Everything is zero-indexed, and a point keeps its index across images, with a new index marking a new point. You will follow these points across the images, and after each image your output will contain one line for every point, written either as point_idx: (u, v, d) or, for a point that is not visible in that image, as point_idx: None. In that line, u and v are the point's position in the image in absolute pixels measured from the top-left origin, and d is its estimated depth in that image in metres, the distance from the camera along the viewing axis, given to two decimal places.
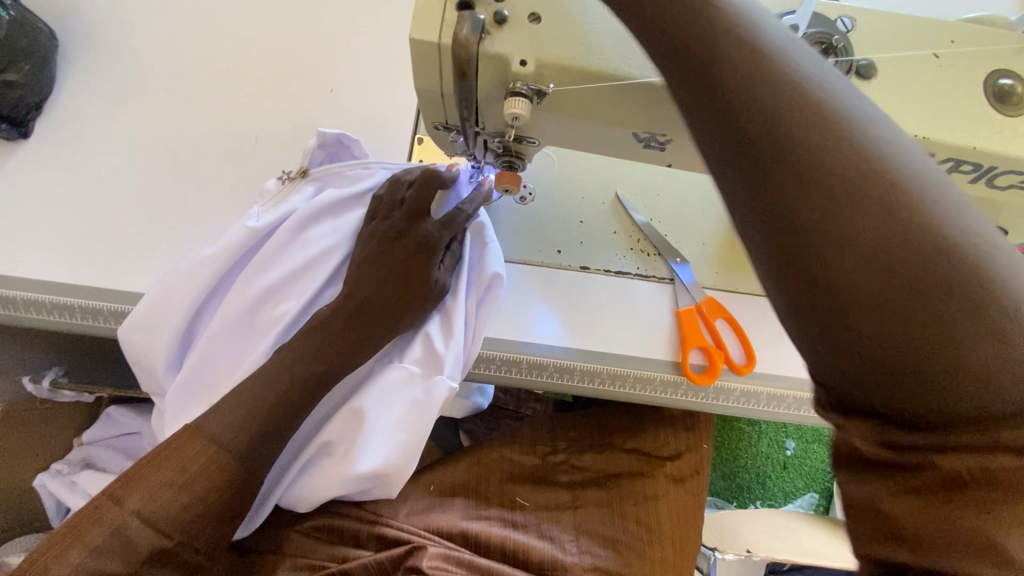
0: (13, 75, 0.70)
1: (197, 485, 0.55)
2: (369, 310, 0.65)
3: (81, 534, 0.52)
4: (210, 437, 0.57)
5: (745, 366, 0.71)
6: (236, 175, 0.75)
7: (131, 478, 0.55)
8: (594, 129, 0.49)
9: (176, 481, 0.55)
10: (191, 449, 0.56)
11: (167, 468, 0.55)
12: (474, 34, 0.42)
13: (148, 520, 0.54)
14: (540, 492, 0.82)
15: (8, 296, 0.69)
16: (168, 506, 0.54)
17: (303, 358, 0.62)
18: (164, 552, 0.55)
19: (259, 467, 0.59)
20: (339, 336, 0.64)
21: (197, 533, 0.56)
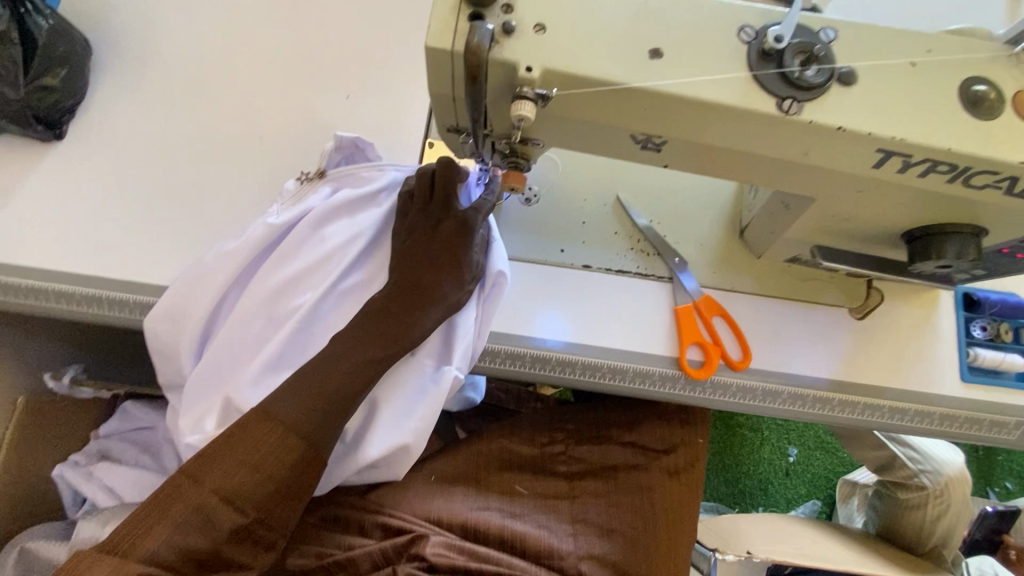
0: (52, 80, 0.75)
1: (266, 466, 0.61)
2: (388, 310, 0.68)
3: (167, 512, 0.59)
4: (278, 420, 0.62)
5: (741, 362, 0.75)
6: (256, 176, 0.80)
7: (207, 460, 0.61)
8: (594, 131, 0.53)
9: (250, 461, 0.61)
10: (261, 430, 0.62)
11: (239, 450, 0.61)
12: (484, 42, 0.44)
13: (225, 497, 0.60)
14: (538, 481, 0.84)
15: (41, 287, 0.74)
16: (243, 484, 0.60)
17: (333, 354, 0.65)
18: (241, 528, 0.61)
19: (321, 449, 0.64)
20: (363, 330, 0.67)
21: (268, 509, 0.62)
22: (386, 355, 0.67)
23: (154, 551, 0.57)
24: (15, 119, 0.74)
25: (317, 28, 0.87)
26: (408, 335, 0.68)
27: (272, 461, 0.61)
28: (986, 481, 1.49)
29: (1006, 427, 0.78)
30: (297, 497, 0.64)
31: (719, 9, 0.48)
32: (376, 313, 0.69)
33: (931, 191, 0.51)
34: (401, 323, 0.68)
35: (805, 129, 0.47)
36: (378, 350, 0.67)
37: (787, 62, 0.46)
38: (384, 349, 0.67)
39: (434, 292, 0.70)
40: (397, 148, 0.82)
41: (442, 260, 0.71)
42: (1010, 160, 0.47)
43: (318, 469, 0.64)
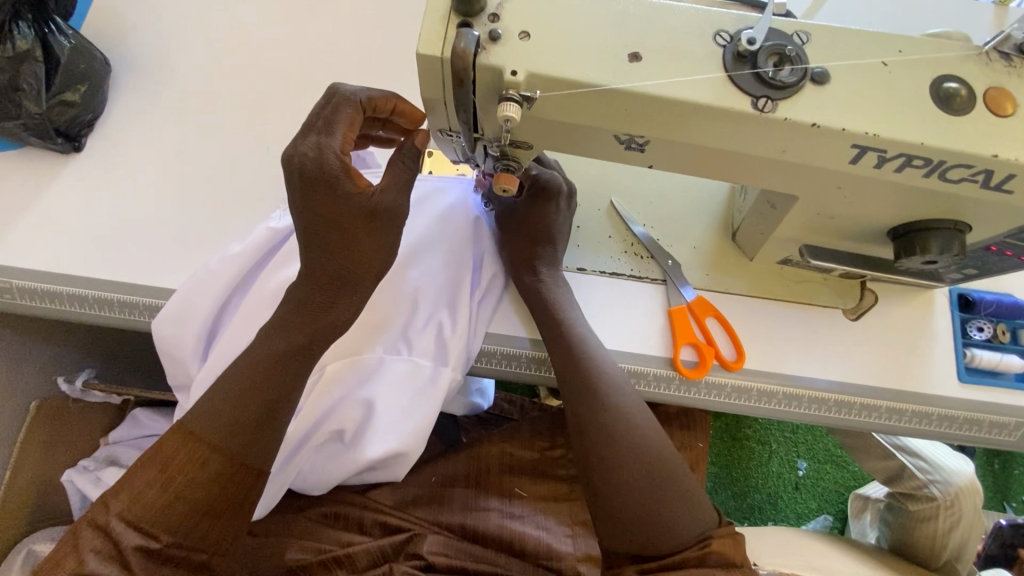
0: (72, 96, 0.79)
1: (176, 482, 0.56)
2: (310, 301, 0.60)
3: (77, 542, 0.54)
4: (188, 431, 0.58)
5: (734, 363, 0.76)
6: (263, 185, 0.83)
7: (121, 484, 0.56)
8: (581, 133, 0.55)
9: (157, 478, 0.56)
10: (169, 447, 0.57)
11: (149, 469, 0.56)
12: (469, 47, 0.47)
13: (133, 522, 0.55)
14: (537, 484, 0.83)
15: (56, 291, 0.77)
16: (151, 504, 0.55)
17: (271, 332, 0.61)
18: (156, 553, 0.55)
19: (243, 458, 0.58)
20: (295, 324, 0.61)
21: (186, 531, 0.56)
22: (293, 347, 0.60)
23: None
24: (36, 132, 0.78)
25: (322, 47, 0.91)
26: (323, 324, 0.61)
27: (185, 475, 0.56)
28: (1003, 495, 1.46)
29: (1005, 428, 0.78)
30: (220, 514, 0.57)
31: (696, 15, 0.51)
32: (300, 305, 0.61)
33: (910, 186, 0.53)
34: (320, 314, 0.61)
35: (780, 127, 0.49)
36: (285, 340, 0.60)
37: (761, 63, 0.48)
38: (289, 342, 0.60)
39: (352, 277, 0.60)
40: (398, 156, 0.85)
41: (357, 234, 0.58)
42: (983, 154, 0.48)
43: (242, 481, 0.58)
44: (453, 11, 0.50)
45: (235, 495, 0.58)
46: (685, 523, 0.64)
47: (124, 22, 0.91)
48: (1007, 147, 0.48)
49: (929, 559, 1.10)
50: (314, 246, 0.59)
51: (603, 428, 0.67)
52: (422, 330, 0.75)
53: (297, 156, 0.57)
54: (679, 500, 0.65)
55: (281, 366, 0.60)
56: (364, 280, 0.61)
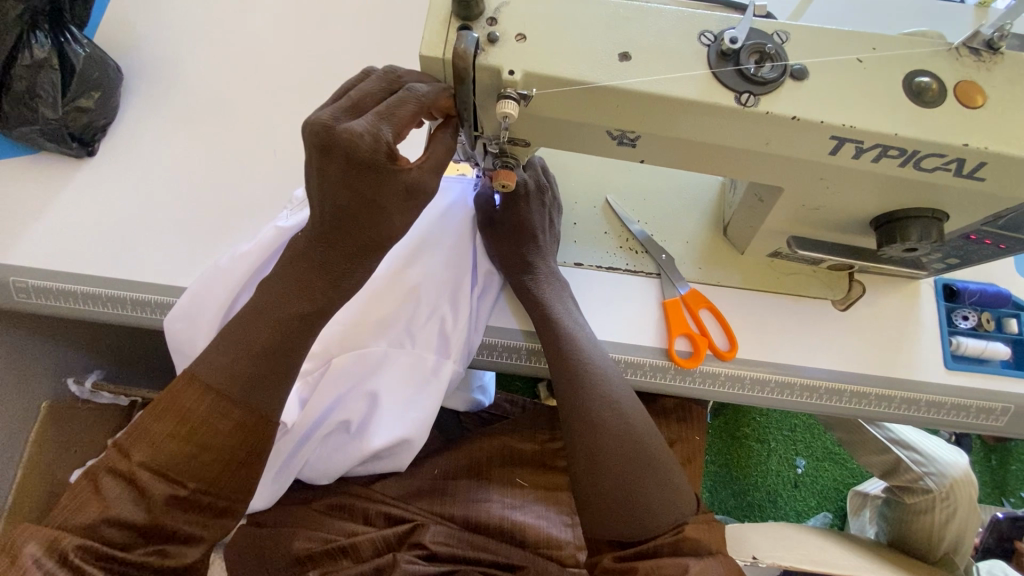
0: (86, 102, 0.82)
1: (199, 433, 0.56)
2: (329, 264, 0.59)
3: (99, 486, 0.54)
4: (205, 383, 0.57)
5: (728, 353, 0.79)
6: (271, 187, 0.86)
7: (138, 433, 0.56)
8: (575, 129, 0.58)
9: (178, 429, 0.56)
10: (186, 396, 0.57)
11: (167, 419, 0.56)
12: (470, 48, 0.50)
13: (157, 470, 0.55)
14: (538, 475, 0.85)
15: (71, 290, 0.79)
16: (174, 452, 0.55)
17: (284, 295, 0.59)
18: (181, 499, 0.56)
19: (267, 411, 0.59)
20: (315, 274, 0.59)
21: (211, 478, 0.57)
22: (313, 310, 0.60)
23: (86, 528, 0.52)
24: (52, 137, 0.81)
25: (326, 54, 0.95)
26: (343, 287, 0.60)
27: (205, 428, 0.56)
28: (999, 489, 1.47)
29: (993, 414, 0.80)
30: (243, 463, 0.58)
31: (681, 17, 0.54)
32: (319, 265, 0.59)
33: (887, 175, 0.56)
34: (340, 282, 0.60)
35: (762, 120, 0.52)
36: (306, 304, 0.59)
37: (743, 61, 0.52)
38: (310, 304, 0.59)
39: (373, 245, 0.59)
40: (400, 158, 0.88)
41: (388, 213, 0.56)
42: (954, 143, 0.51)
43: (263, 435, 0.59)
44: (453, 15, 0.53)
45: (257, 449, 0.59)
46: (661, 508, 0.65)
47: (135, 33, 0.94)
48: (977, 137, 0.51)
49: (929, 552, 1.12)
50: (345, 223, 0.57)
51: (582, 413, 0.70)
52: (425, 324, 0.78)
53: (341, 126, 0.51)
54: (655, 483, 0.66)
55: (302, 328, 0.60)
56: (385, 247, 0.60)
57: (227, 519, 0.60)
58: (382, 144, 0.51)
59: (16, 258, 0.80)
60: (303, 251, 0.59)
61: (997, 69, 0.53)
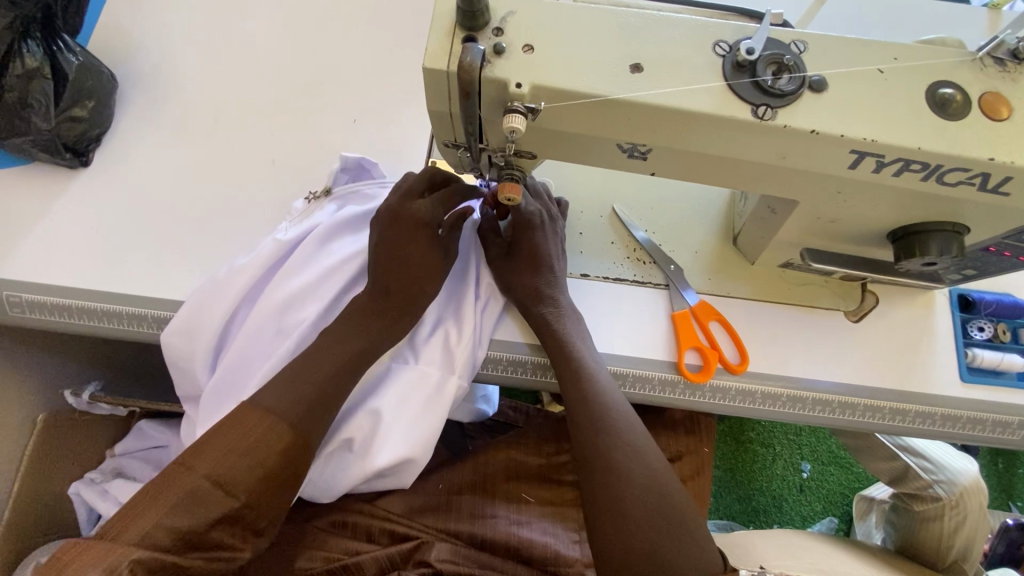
0: (80, 112, 0.80)
1: (259, 450, 0.61)
2: (381, 310, 0.72)
3: (156, 496, 0.57)
4: (266, 408, 0.63)
5: (738, 366, 0.77)
6: (270, 196, 0.84)
7: (200, 447, 0.60)
8: (585, 142, 0.56)
9: (240, 447, 0.60)
10: (248, 420, 0.62)
11: (231, 436, 0.61)
12: (476, 61, 0.48)
13: (217, 481, 0.58)
14: (543, 489, 0.84)
15: (65, 305, 0.77)
16: (235, 469, 0.59)
17: (344, 338, 0.70)
18: (230, 514, 0.59)
19: (309, 430, 0.64)
20: (375, 320, 0.72)
21: (261, 494, 0.60)
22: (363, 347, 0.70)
23: (144, 537, 0.54)
24: (45, 147, 0.79)
25: (325, 61, 0.93)
26: (398, 330, 0.73)
27: (259, 446, 0.61)
28: (1007, 494, 1.46)
29: (1009, 427, 0.78)
30: (289, 484, 0.63)
31: (694, 26, 0.52)
32: (361, 309, 0.72)
33: (908, 189, 0.54)
34: (391, 325, 0.72)
35: (780, 134, 0.50)
36: (360, 342, 0.70)
37: (760, 72, 0.50)
38: (357, 345, 0.70)
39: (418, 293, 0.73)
40: (402, 166, 0.86)
41: (422, 267, 0.73)
42: (979, 157, 0.49)
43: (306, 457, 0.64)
44: (458, 26, 0.51)
45: (303, 470, 0.64)
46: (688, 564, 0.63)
47: (130, 39, 0.92)
48: (1003, 151, 0.49)
49: (936, 560, 1.10)
50: (388, 269, 0.72)
51: (603, 458, 0.68)
52: (431, 338, 0.76)
53: (405, 208, 0.72)
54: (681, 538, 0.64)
55: (353, 362, 0.69)
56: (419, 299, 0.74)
57: (262, 539, 0.63)
58: (435, 221, 0.73)
59: (9, 272, 0.78)
60: (364, 303, 0.73)
61: (1022, 80, 0.51)
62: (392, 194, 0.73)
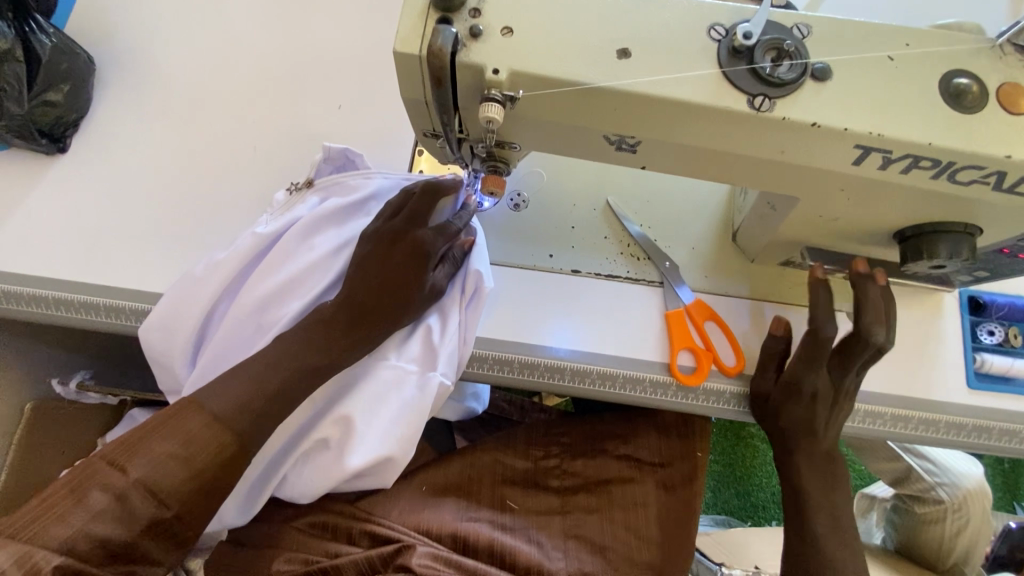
0: (54, 96, 0.78)
1: (200, 457, 0.56)
2: (358, 303, 0.68)
3: (80, 497, 0.51)
4: (210, 413, 0.57)
5: (733, 368, 0.73)
6: (252, 184, 0.81)
7: (133, 448, 0.54)
8: (570, 132, 0.52)
9: (179, 452, 0.55)
10: (192, 421, 0.57)
11: (171, 439, 0.55)
12: (447, 45, 0.44)
13: (150, 489, 0.53)
14: (530, 496, 0.81)
15: (40, 295, 0.75)
16: (173, 476, 0.54)
17: (313, 325, 0.66)
18: (160, 524, 0.54)
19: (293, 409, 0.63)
20: (342, 321, 0.67)
21: (195, 504, 0.56)
22: (345, 331, 0.66)
23: (62, 542, 0.48)
24: (19, 133, 0.77)
25: (312, 43, 0.89)
26: (372, 329, 0.68)
27: (200, 452, 0.56)
28: (1012, 493, 1.39)
29: (1018, 436, 0.74)
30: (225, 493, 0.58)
31: (688, 8, 0.48)
32: (346, 302, 0.68)
33: (917, 188, 0.50)
34: (355, 326, 0.67)
35: (778, 127, 0.47)
36: (345, 328, 0.66)
37: (757, 58, 0.46)
38: (334, 329, 0.66)
39: (401, 295, 0.69)
40: (387, 154, 0.83)
41: (407, 281, 0.69)
42: (994, 154, 0.45)
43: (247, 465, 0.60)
44: (432, 6, 0.47)
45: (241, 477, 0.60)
46: None
47: (110, 20, 0.89)
48: (1021, 148, 0.45)
49: (938, 562, 1.07)
50: (367, 287, 0.68)
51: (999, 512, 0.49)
52: (413, 334, 0.73)
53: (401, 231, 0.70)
54: None
55: (327, 346, 0.65)
56: (391, 303, 0.69)
57: (186, 550, 0.57)
58: (429, 242, 0.70)
59: None
60: (331, 315, 0.67)
61: None
62: (376, 221, 0.73)
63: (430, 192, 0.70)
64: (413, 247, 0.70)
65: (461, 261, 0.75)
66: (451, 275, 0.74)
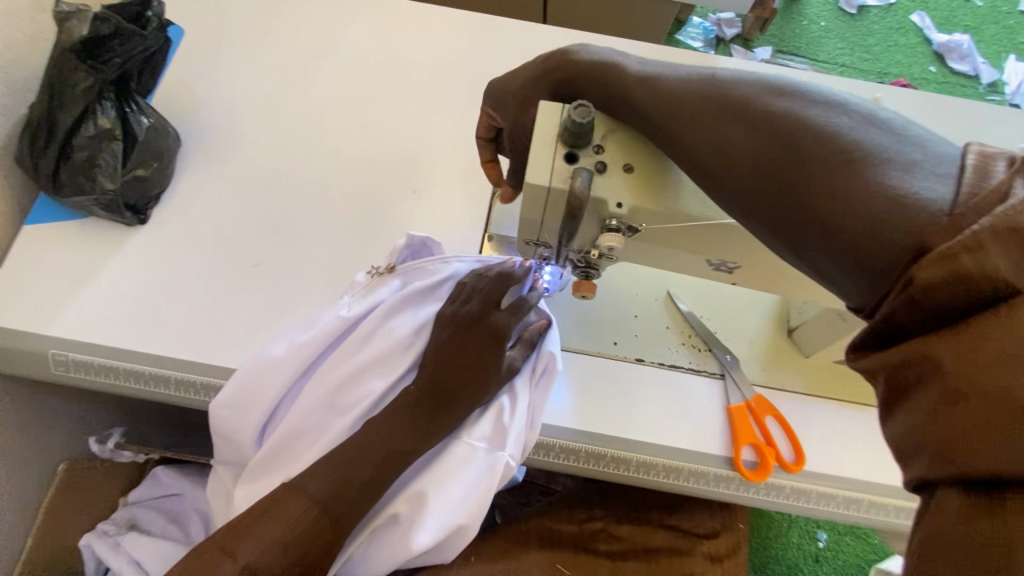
0: (143, 171, 0.81)
1: (297, 543, 0.62)
2: (441, 384, 0.71)
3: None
4: (310, 498, 0.64)
5: (795, 465, 0.74)
6: (327, 261, 0.84)
7: (240, 532, 0.62)
8: (674, 253, 0.57)
9: (280, 538, 0.62)
10: (290, 507, 0.63)
11: (272, 524, 0.62)
12: (585, 188, 0.49)
13: (255, 574, 0.60)
14: (582, 561, 0.80)
15: (113, 366, 0.78)
16: (274, 560, 0.61)
17: (402, 431, 0.68)
18: None
19: None
20: (421, 407, 0.70)
21: None
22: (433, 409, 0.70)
23: None
24: (107, 207, 0.80)
25: (385, 125, 0.94)
26: (456, 413, 0.71)
27: (294, 538, 0.62)
28: None
29: None
30: None
31: None
32: (430, 385, 0.71)
33: None
34: (436, 416, 0.70)
35: None
36: (432, 421, 0.70)
37: None
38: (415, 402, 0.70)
39: (480, 379, 0.72)
40: (457, 237, 0.86)
41: (481, 364, 0.71)
42: None
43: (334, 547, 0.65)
44: (560, 141, 0.52)
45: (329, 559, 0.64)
46: None
47: (193, 97, 0.93)
48: None
49: None
50: (444, 370, 0.71)
51: None
52: (482, 413, 0.74)
53: (484, 318, 0.72)
54: None
55: (411, 416, 0.69)
56: (468, 394, 0.71)
57: None
58: (506, 330, 0.72)
59: (55, 329, 0.76)
60: (416, 398, 0.70)
61: None
62: (451, 301, 0.75)
63: (505, 281, 0.72)
64: (489, 331, 0.72)
65: (534, 341, 0.77)
66: (525, 356, 0.76)
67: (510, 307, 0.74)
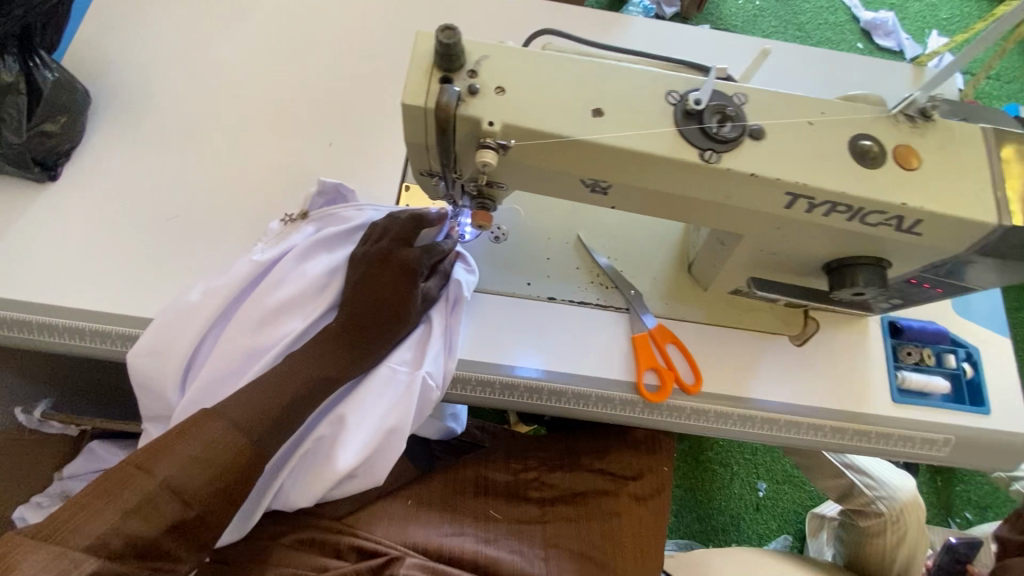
0: (51, 127, 0.82)
1: (220, 461, 0.61)
2: (355, 315, 0.75)
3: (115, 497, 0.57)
4: (230, 421, 0.63)
5: (693, 387, 0.81)
6: (244, 213, 0.85)
7: (158, 452, 0.60)
8: (553, 176, 0.61)
9: (201, 456, 0.61)
10: (209, 429, 0.63)
11: (193, 444, 0.61)
12: (452, 100, 0.53)
13: (176, 491, 0.59)
14: (512, 506, 0.85)
15: (25, 320, 0.77)
16: (194, 477, 0.60)
17: (317, 361, 0.71)
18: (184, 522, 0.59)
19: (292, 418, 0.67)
20: (337, 337, 0.74)
21: (214, 506, 0.61)
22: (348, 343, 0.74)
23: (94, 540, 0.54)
24: (14, 162, 0.80)
25: (303, 84, 0.95)
26: (372, 342, 0.75)
27: (217, 457, 0.61)
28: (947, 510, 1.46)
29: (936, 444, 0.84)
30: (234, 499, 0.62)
31: (649, 77, 0.58)
32: (348, 320, 0.75)
33: (837, 227, 0.60)
34: (350, 348, 0.74)
35: (725, 175, 0.56)
36: (347, 353, 0.73)
37: (705, 120, 0.56)
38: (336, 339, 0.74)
39: (394, 309, 0.75)
40: (375, 188, 0.89)
41: (395, 295, 0.75)
42: (894, 201, 0.56)
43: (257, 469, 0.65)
44: (435, 66, 0.55)
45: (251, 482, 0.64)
46: None
47: (107, 59, 0.93)
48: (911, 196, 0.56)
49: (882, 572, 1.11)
50: (360, 302, 0.75)
51: None
52: (401, 343, 0.78)
53: (394, 253, 0.76)
54: None
55: (327, 347, 0.73)
56: (383, 324, 0.75)
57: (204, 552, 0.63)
58: (419, 264, 0.77)
59: None
60: (333, 330, 0.74)
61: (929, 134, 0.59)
62: (365, 242, 0.79)
63: (415, 222, 0.78)
64: (399, 266, 0.76)
65: (449, 274, 0.82)
66: (442, 288, 0.81)
67: (424, 248, 0.79)
